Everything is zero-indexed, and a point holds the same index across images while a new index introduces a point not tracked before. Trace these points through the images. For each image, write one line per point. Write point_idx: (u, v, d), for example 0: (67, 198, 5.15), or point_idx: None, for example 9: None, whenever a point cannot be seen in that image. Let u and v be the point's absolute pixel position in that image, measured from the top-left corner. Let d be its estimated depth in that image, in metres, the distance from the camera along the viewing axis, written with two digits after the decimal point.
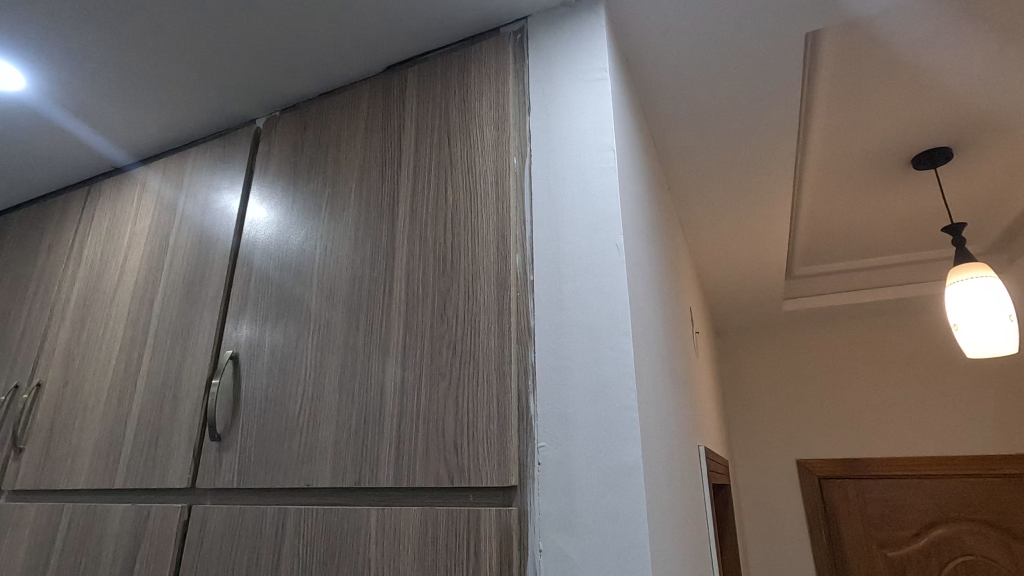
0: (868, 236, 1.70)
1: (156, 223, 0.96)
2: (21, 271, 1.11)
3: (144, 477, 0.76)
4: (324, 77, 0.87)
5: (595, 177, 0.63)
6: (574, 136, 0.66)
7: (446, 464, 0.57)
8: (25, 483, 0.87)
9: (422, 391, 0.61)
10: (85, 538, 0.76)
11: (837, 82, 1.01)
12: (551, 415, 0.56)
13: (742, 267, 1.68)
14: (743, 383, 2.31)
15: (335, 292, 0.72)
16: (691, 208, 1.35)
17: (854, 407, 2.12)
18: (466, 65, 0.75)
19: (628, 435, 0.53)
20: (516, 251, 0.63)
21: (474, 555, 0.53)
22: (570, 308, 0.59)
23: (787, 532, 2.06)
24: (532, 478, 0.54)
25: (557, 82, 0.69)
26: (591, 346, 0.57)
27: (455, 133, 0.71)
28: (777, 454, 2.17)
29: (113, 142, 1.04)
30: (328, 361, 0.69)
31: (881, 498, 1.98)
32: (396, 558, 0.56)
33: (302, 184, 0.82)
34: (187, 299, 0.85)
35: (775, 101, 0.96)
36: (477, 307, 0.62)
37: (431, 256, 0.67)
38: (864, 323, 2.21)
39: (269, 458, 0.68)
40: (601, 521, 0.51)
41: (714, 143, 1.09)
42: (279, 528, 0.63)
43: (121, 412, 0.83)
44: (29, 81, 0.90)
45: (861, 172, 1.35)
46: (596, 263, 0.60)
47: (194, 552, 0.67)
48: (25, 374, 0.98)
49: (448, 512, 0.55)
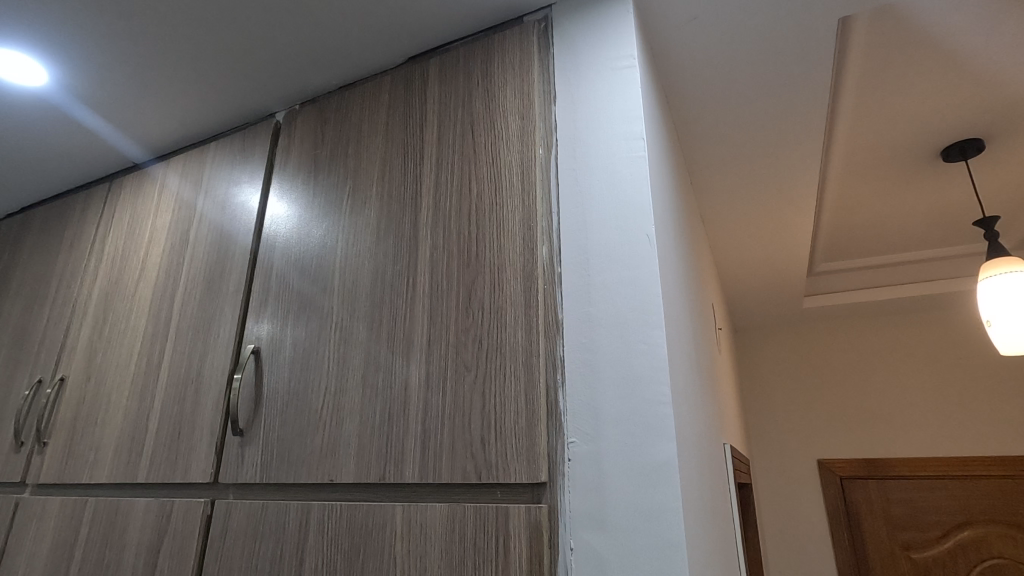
0: (893, 230, 1.67)
1: (176, 218, 0.96)
2: (43, 267, 1.12)
3: (167, 472, 0.76)
4: (344, 70, 0.86)
5: (624, 167, 0.61)
6: (601, 125, 0.64)
7: (473, 460, 0.56)
8: (49, 477, 0.87)
9: (447, 386, 0.60)
10: (108, 533, 0.76)
11: (867, 70, 0.98)
12: (581, 411, 0.55)
13: (763, 262, 1.65)
14: (762, 382, 2.28)
15: (357, 286, 0.71)
16: (712, 202, 1.32)
17: (876, 406, 2.08)
18: (490, 56, 0.74)
19: (661, 430, 0.51)
20: (543, 243, 0.61)
21: (503, 554, 0.52)
22: (600, 302, 0.58)
23: (807, 533, 2.02)
24: (562, 475, 0.53)
25: (584, 71, 0.68)
26: (622, 340, 0.55)
27: (479, 124, 0.70)
28: (797, 453, 2.14)
29: (134, 138, 1.04)
30: (351, 355, 0.68)
31: (905, 499, 1.94)
32: (423, 556, 0.55)
33: (323, 178, 0.82)
34: (208, 294, 0.85)
35: (805, 90, 0.94)
36: (503, 300, 0.60)
37: (455, 249, 0.66)
38: (886, 321, 2.17)
39: (291, 454, 0.67)
40: (636, 519, 0.50)
41: (739, 134, 1.06)
42: (303, 524, 0.62)
43: (144, 406, 0.83)
44: (51, 76, 0.90)
45: (888, 164, 1.32)
46: (626, 255, 0.58)
47: (217, 547, 0.67)
48: (47, 369, 0.99)
49: (476, 509, 0.54)
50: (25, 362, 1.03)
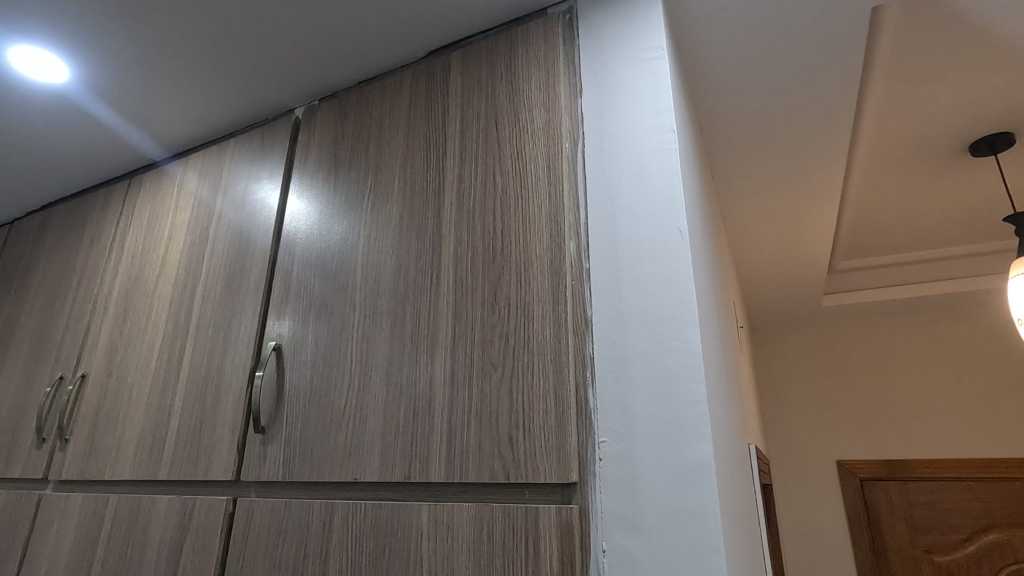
0: (916, 226, 1.64)
1: (196, 215, 0.96)
2: (63, 265, 1.12)
3: (189, 469, 0.75)
4: (364, 65, 0.85)
5: (654, 159, 0.60)
6: (630, 117, 0.63)
7: (501, 459, 0.55)
8: (71, 474, 0.87)
9: (474, 383, 0.59)
10: (131, 529, 0.76)
11: (896, 61, 0.96)
12: (612, 409, 0.53)
13: (782, 260, 1.63)
14: (779, 382, 2.25)
15: (380, 284, 0.70)
16: (733, 197, 1.31)
17: (897, 406, 2.05)
18: (513, 48, 0.73)
19: (697, 429, 0.50)
20: (571, 238, 0.60)
21: (533, 555, 0.50)
22: (630, 298, 0.56)
23: (826, 535, 1.99)
24: (593, 475, 0.52)
25: (612, 63, 0.66)
26: (654, 337, 0.54)
27: (503, 118, 0.69)
28: (816, 453, 2.11)
29: (153, 135, 1.04)
30: (375, 352, 0.67)
31: (927, 501, 1.91)
32: (451, 556, 0.54)
33: (343, 174, 0.81)
34: (228, 291, 0.85)
35: (833, 81, 0.92)
36: (530, 296, 0.59)
37: (480, 245, 0.64)
38: (906, 320, 2.14)
39: (314, 452, 0.66)
40: (671, 520, 0.48)
41: (764, 127, 1.04)
42: (326, 523, 0.62)
43: (165, 403, 0.83)
44: (70, 73, 0.90)
45: (913, 159, 1.29)
46: (658, 249, 0.57)
47: (240, 545, 0.66)
48: (69, 365, 0.99)
49: (505, 510, 0.53)
50: (46, 359, 1.03)
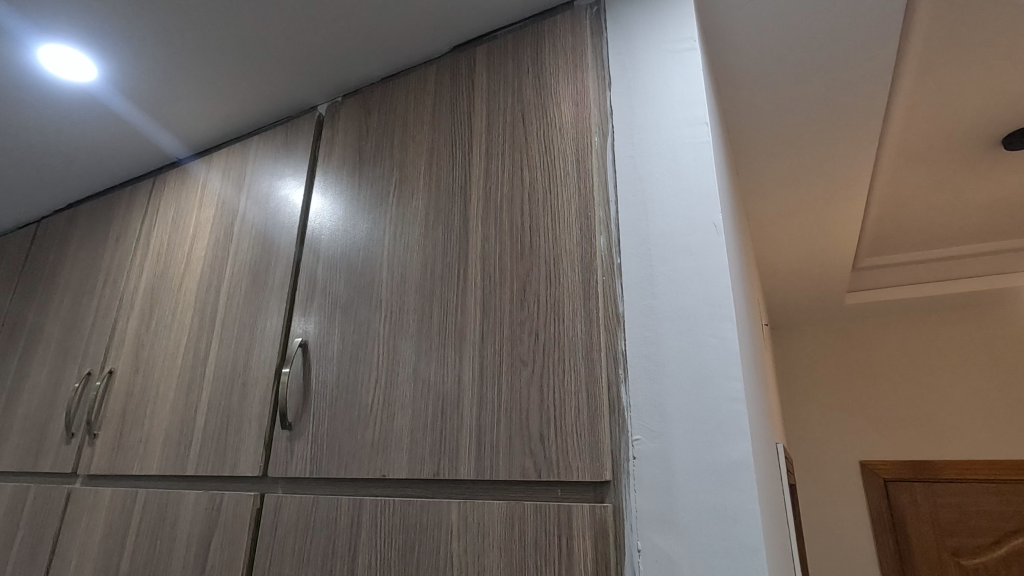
0: (943, 221, 1.61)
1: (220, 212, 0.96)
2: (90, 262, 1.14)
3: (216, 464, 0.76)
4: (388, 61, 0.85)
5: (687, 153, 0.59)
6: (661, 110, 0.62)
7: (532, 457, 0.54)
8: (100, 468, 0.88)
9: (503, 381, 0.58)
10: (159, 523, 0.77)
11: (929, 51, 0.94)
12: (645, 407, 0.53)
13: (806, 257, 1.60)
14: (800, 381, 2.22)
15: (406, 280, 0.70)
16: (757, 192, 1.29)
17: (922, 406, 2.01)
18: (540, 42, 0.72)
19: (734, 428, 0.49)
20: (601, 233, 0.59)
21: (567, 553, 0.50)
22: (664, 294, 0.55)
23: (849, 536, 1.97)
24: (627, 474, 0.51)
25: (642, 55, 0.65)
26: (688, 334, 0.53)
27: (531, 112, 0.68)
28: (837, 453, 2.08)
29: (177, 134, 1.05)
30: (402, 347, 0.67)
31: (954, 503, 1.87)
32: (482, 554, 0.53)
33: (368, 171, 0.81)
34: (253, 288, 0.85)
35: (864, 73, 0.90)
36: (560, 292, 0.58)
37: (509, 241, 0.64)
38: (931, 318, 2.10)
39: (342, 448, 0.66)
40: (708, 520, 0.47)
41: (791, 120, 1.03)
42: (355, 520, 0.61)
43: (192, 399, 0.83)
44: (98, 73, 0.91)
45: (942, 153, 1.27)
46: (692, 245, 0.55)
47: (269, 540, 0.67)
48: (97, 361, 1.00)
49: (536, 507, 0.52)
50: (74, 355, 1.04)
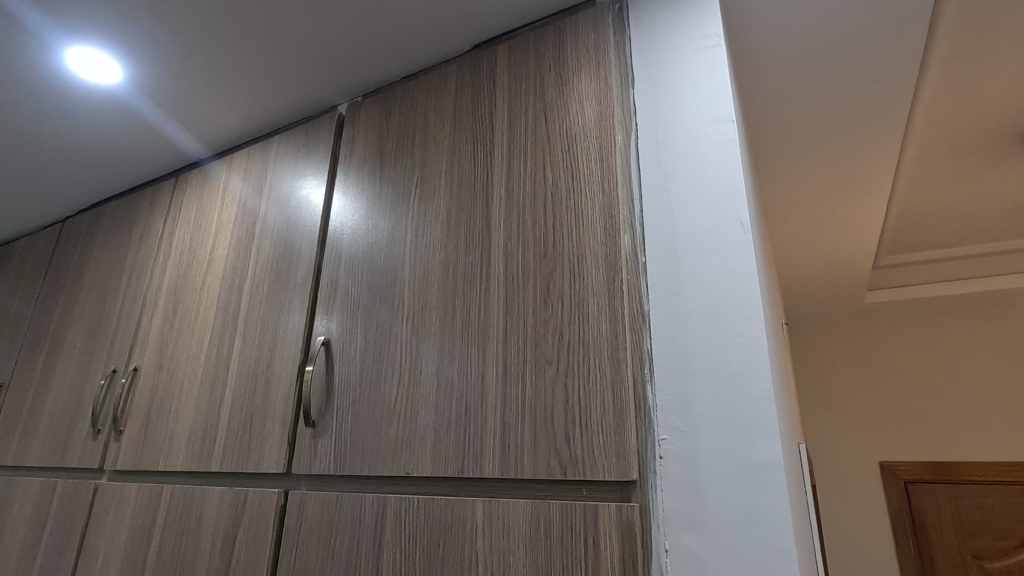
0: (967, 218, 1.58)
1: (242, 211, 0.97)
2: (114, 261, 1.16)
3: (241, 461, 0.77)
4: (408, 60, 0.85)
5: (712, 150, 0.58)
6: (685, 108, 0.61)
7: (557, 456, 0.54)
8: (126, 464, 0.90)
9: (527, 379, 0.58)
10: (185, 519, 0.78)
11: (955, 44, 0.92)
12: (672, 406, 0.52)
13: (825, 255, 1.58)
14: (818, 380, 2.20)
15: (428, 279, 0.70)
16: (777, 189, 1.27)
17: (943, 406, 1.99)
18: (562, 40, 0.72)
19: (763, 429, 0.48)
20: (626, 232, 0.59)
21: (593, 553, 0.50)
22: (690, 292, 0.55)
23: (868, 537, 1.95)
24: (654, 473, 0.51)
25: (665, 53, 0.65)
26: (715, 332, 0.53)
27: (553, 110, 0.68)
28: (856, 453, 2.05)
29: (199, 135, 1.06)
30: (425, 345, 0.67)
31: (977, 504, 1.83)
32: (507, 553, 0.53)
33: (389, 171, 0.81)
34: (275, 287, 0.86)
35: (889, 67, 0.88)
36: (584, 290, 0.58)
37: (532, 239, 0.64)
38: (953, 317, 2.07)
39: (366, 446, 0.67)
40: (738, 520, 0.47)
41: (813, 116, 1.02)
42: (379, 517, 0.62)
43: (216, 396, 0.84)
44: (124, 75, 0.92)
45: (968, 149, 1.24)
46: (720, 243, 0.55)
47: (294, 537, 0.67)
48: (122, 359, 1.02)
49: (562, 507, 0.52)
50: (100, 353, 1.06)
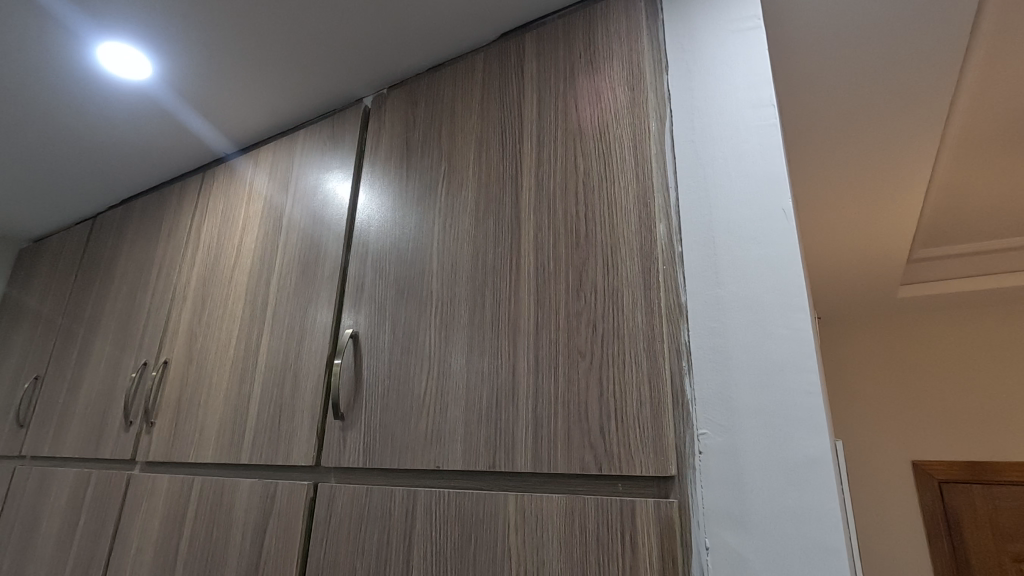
0: (1009, 210, 1.52)
1: (268, 205, 0.98)
2: (143, 256, 1.17)
3: (270, 453, 0.77)
4: (434, 50, 0.84)
5: (753, 136, 0.56)
6: (723, 94, 0.59)
7: (591, 450, 0.53)
8: (157, 455, 0.91)
9: (560, 372, 0.57)
10: (215, 511, 0.79)
11: (1004, 29, 0.87)
12: (712, 399, 0.51)
13: (858, 248, 1.54)
14: (847, 377, 2.16)
15: (457, 271, 0.69)
16: (810, 179, 1.24)
17: (980, 405, 1.92)
18: (593, 25, 0.70)
19: (810, 424, 0.46)
20: (661, 221, 0.57)
21: (631, 550, 0.48)
22: (729, 282, 0.53)
23: (900, 538, 1.90)
24: (693, 468, 0.49)
25: (701, 36, 0.63)
26: (757, 324, 0.51)
27: (584, 97, 0.67)
28: (887, 452, 2.00)
29: (227, 132, 1.07)
30: (455, 338, 0.66)
31: (1016, 507, 1.77)
32: (541, 548, 0.52)
33: (415, 163, 0.80)
34: (303, 280, 0.86)
35: (932, 52, 0.85)
36: (619, 281, 0.57)
37: (563, 230, 0.62)
38: (990, 312, 2.00)
39: (395, 438, 0.66)
40: (783, 518, 0.45)
41: (849, 104, 0.98)
42: (409, 511, 0.61)
43: (244, 389, 0.85)
44: (154, 71, 0.93)
45: (1012, 138, 1.19)
46: (761, 232, 0.53)
47: (323, 529, 0.67)
48: (152, 352, 1.03)
49: (597, 502, 0.51)
50: (131, 346, 1.08)
